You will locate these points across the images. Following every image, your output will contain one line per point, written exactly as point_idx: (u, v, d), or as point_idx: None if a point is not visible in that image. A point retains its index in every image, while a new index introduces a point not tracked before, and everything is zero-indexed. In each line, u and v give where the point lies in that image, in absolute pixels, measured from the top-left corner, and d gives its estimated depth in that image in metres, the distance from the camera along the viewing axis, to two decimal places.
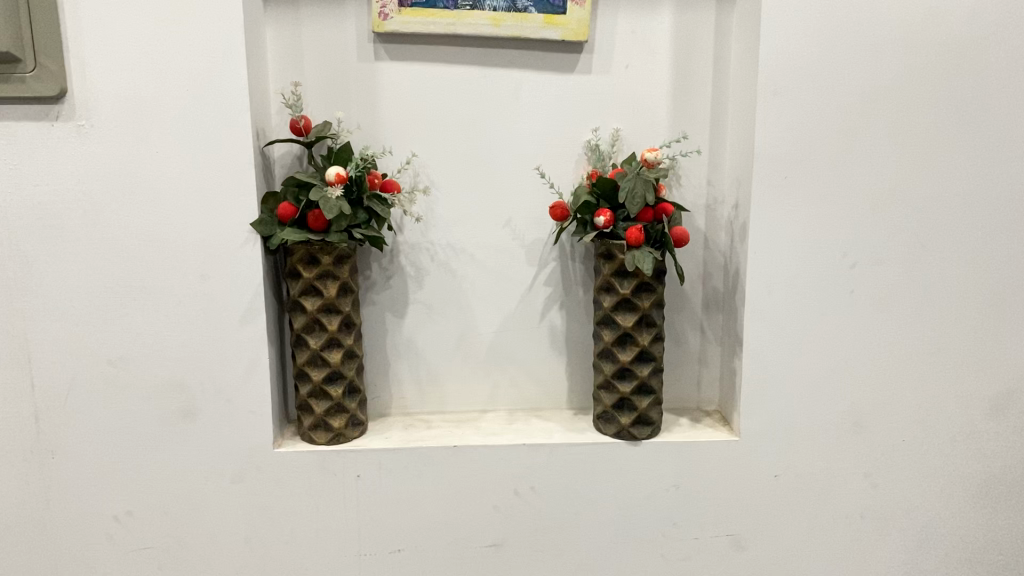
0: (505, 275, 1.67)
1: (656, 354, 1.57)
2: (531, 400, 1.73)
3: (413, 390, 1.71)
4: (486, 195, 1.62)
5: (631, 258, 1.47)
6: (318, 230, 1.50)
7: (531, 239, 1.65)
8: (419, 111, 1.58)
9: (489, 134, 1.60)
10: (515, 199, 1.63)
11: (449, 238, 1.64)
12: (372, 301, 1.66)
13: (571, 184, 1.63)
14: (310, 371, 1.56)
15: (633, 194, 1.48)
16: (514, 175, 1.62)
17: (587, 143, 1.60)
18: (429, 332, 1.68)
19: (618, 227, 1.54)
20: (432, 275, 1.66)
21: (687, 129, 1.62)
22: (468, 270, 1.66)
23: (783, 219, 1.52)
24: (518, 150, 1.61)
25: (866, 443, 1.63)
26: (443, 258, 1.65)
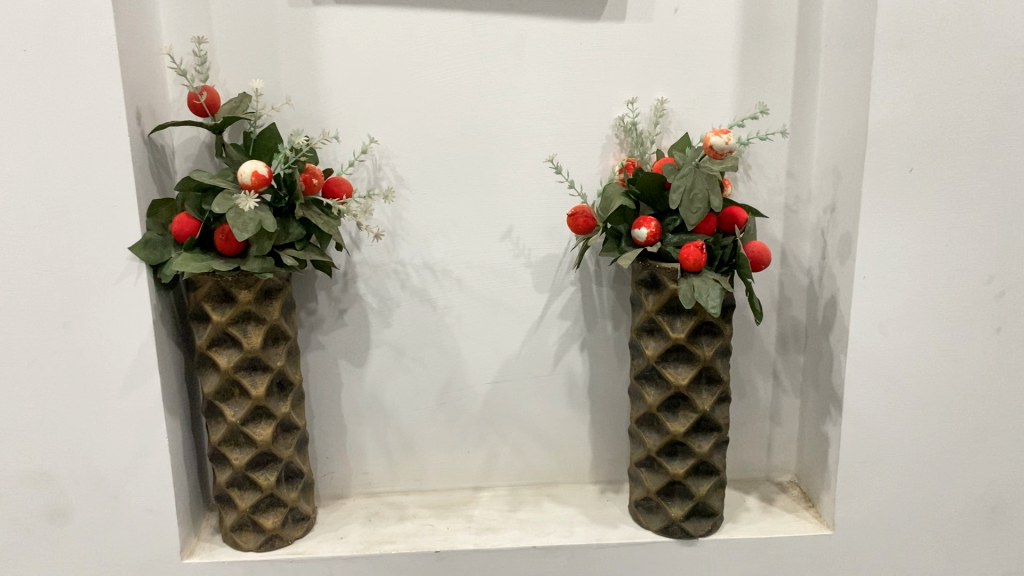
0: (505, 307, 1.20)
1: (721, 422, 1.10)
2: (542, 473, 1.27)
3: (380, 463, 1.25)
4: (477, 196, 1.15)
5: (683, 292, 1.02)
6: (231, 255, 1.02)
7: (541, 256, 1.18)
8: (381, 78, 1.11)
9: (480, 109, 1.12)
10: (517, 201, 1.16)
11: (426, 257, 1.17)
12: (319, 344, 1.19)
13: (597, 180, 1.15)
14: (229, 451, 1.10)
15: (691, 196, 1.02)
16: (516, 168, 1.14)
17: (619, 121, 1.13)
18: (401, 385, 1.22)
19: (666, 242, 1.07)
20: (403, 308, 1.19)
21: (761, 99, 1.14)
22: (453, 299, 1.19)
23: (904, 228, 1.05)
24: (522, 132, 1.13)
25: (1013, 536, 1.16)
26: (419, 285, 1.18)
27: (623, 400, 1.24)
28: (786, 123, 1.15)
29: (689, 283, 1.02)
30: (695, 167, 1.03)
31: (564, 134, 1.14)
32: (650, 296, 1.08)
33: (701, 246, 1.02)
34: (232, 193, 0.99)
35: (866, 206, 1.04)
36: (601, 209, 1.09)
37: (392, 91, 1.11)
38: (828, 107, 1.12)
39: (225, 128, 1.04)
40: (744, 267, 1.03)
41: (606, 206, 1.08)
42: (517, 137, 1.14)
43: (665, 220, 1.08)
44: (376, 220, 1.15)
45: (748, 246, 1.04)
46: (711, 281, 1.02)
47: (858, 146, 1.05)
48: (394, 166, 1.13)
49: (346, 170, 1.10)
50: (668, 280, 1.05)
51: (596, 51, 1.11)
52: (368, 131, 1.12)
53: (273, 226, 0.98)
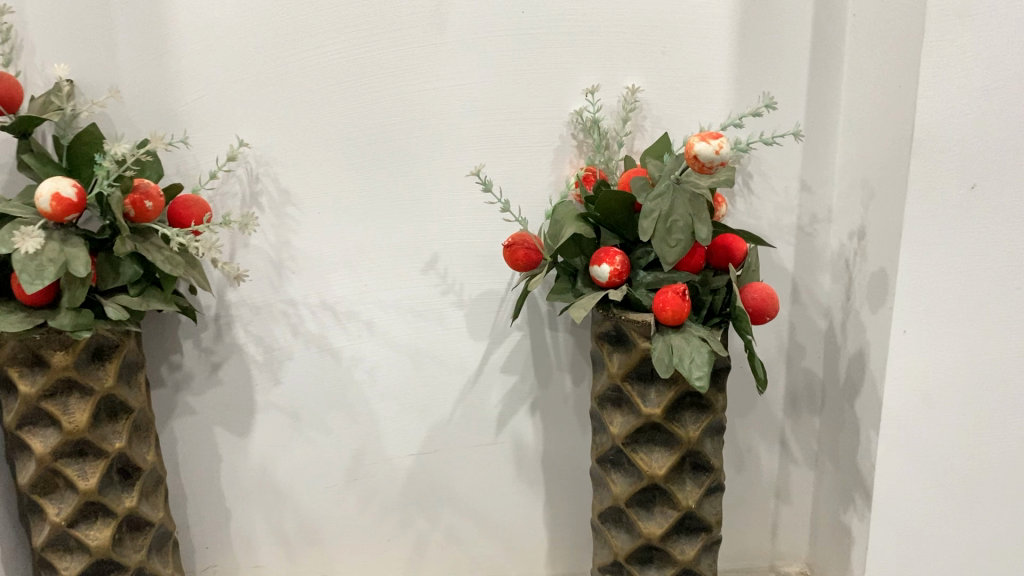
0: (430, 359, 0.91)
1: (712, 520, 0.83)
2: (484, 566, 1.00)
3: (276, 555, 0.97)
4: (388, 216, 0.87)
5: (658, 354, 0.74)
6: (35, 305, 0.74)
7: (477, 294, 0.90)
8: (253, 59, 0.82)
9: (390, 101, 0.84)
10: (443, 222, 0.87)
11: (324, 294, 0.89)
12: (189, 408, 0.92)
13: (549, 194, 0.87)
14: (55, 561, 0.82)
15: (669, 224, 0.74)
16: (441, 179, 0.86)
17: (577, 117, 0.85)
18: (298, 459, 0.94)
19: (637, 282, 0.79)
20: (296, 361, 0.91)
21: (766, 86, 0.85)
22: (361, 349, 0.91)
23: (961, 264, 0.77)
24: (447, 131, 0.85)
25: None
26: (315, 331, 0.90)
27: (587, 475, 0.96)
28: (800, 118, 0.86)
29: (666, 342, 0.74)
30: (675, 184, 0.75)
31: (503, 133, 0.85)
32: (616, 355, 0.80)
33: (683, 292, 0.74)
34: (29, 222, 0.72)
35: (908, 236, 0.76)
36: (549, 237, 0.80)
37: (269, 77, 0.82)
38: (857, 98, 0.83)
39: (28, 130, 0.75)
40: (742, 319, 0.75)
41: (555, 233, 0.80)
42: (441, 138, 0.85)
43: (635, 252, 0.80)
44: (255, 248, 0.87)
45: (752, 294, 0.77)
46: (698, 339, 0.75)
47: (901, 151, 0.76)
48: (276, 176, 0.85)
49: (203, 186, 0.82)
50: (639, 337, 0.77)
51: (544, 21, 0.83)
52: (238, 131, 0.84)
53: (85, 269, 0.71)
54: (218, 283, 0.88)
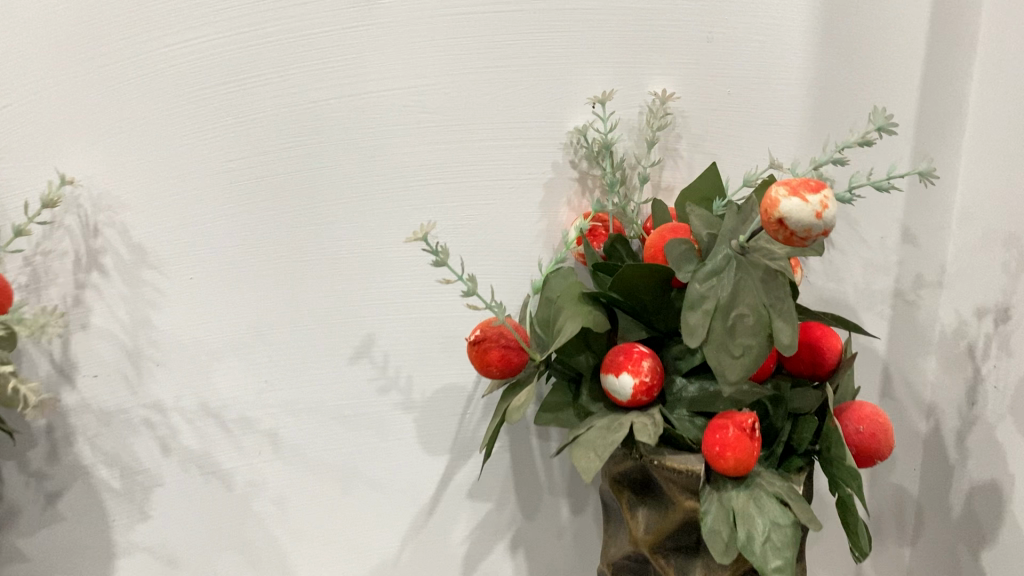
0: (364, 482, 0.64)
1: None
2: None
3: None
4: (299, 284, 0.59)
5: (713, 525, 0.47)
6: None
7: (432, 394, 0.62)
8: (89, 48, 0.53)
9: (298, 114, 0.56)
10: (380, 292, 0.60)
11: (205, 396, 0.61)
12: (14, 558, 0.63)
13: (535, 250, 0.60)
14: None
15: (732, 323, 0.46)
16: (377, 230, 0.58)
17: (579, 136, 0.57)
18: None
19: (675, 398, 0.52)
20: (167, 488, 0.63)
21: (856, 93, 0.58)
22: (262, 471, 0.63)
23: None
24: (386, 161, 0.57)
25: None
26: (195, 446, 0.62)
27: None
28: (900, 140, 0.59)
29: (726, 507, 0.48)
30: (739, 256, 0.47)
31: (470, 162, 0.58)
32: (640, 510, 0.52)
33: (751, 429, 0.47)
34: None
35: None
36: (540, 326, 0.52)
37: (114, 76, 0.54)
38: (997, 112, 0.57)
39: None
40: (841, 467, 0.48)
41: (550, 321, 0.52)
42: (374, 170, 0.57)
43: (672, 350, 0.52)
44: (100, 330, 0.59)
45: (849, 423, 0.50)
46: (775, 501, 0.48)
47: None
48: (126, 228, 0.57)
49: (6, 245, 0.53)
50: (678, 490, 0.50)
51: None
52: (68, 158, 0.55)
53: None
54: (48, 381, 0.60)
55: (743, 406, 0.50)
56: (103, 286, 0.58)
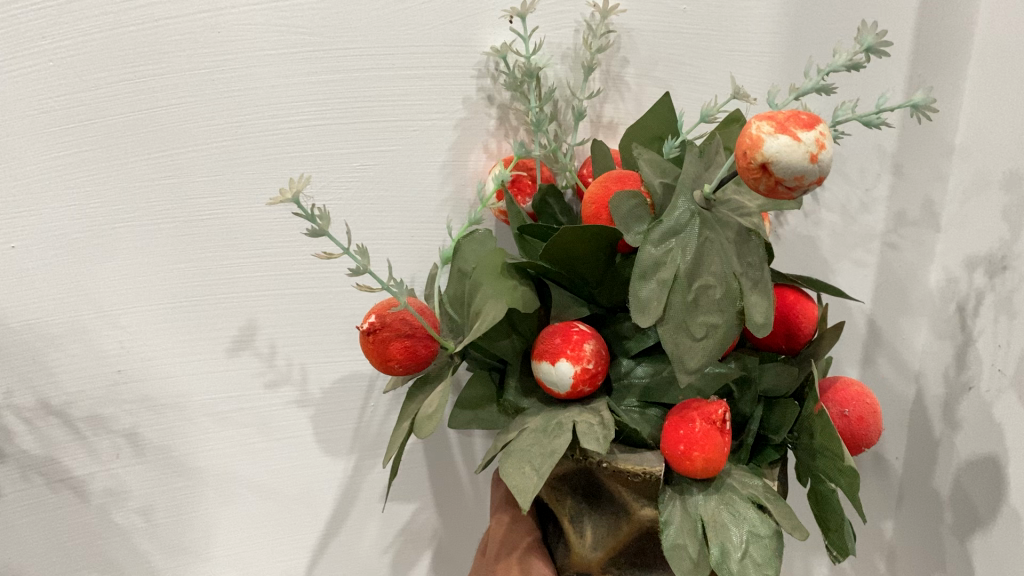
0: (246, 489, 0.55)
1: None
2: None
3: None
4: (154, 254, 0.48)
5: (676, 540, 0.38)
6: None
7: (325, 382, 0.53)
8: None
9: (142, 37, 0.44)
10: (256, 264, 0.50)
11: (46, 392, 0.50)
12: None
13: (444, 209, 0.50)
14: None
15: (694, 297, 0.37)
16: (246, 189, 0.48)
17: (493, 56, 0.47)
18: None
19: (625, 386, 0.42)
20: (6, 501, 0.51)
21: (823, 17, 0.49)
22: (124, 478, 0.53)
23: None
24: (253, 105, 0.46)
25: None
26: (37, 451, 0.51)
27: None
28: (873, 70, 0.51)
29: (691, 517, 0.38)
30: (702, 211, 0.37)
31: (359, 104, 0.47)
32: (585, 523, 0.42)
33: (723, 424, 0.38)
34: None
35: None
36: (451, 305, 0.42)
37: None
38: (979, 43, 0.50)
39: None
40: (827, 462, 0.40)
41: (464, 299, 0.41)
42: (241, 111, 0.46)
43: (618, 328, 0.43)
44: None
45: (833, 398, 0.42)
46: (752, 507, 0.39)
47: None
48: None
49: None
50: (634, 495, 0.40)
51: None
52: None
53: None
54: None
55: (708, 396, 0.40)
56: None
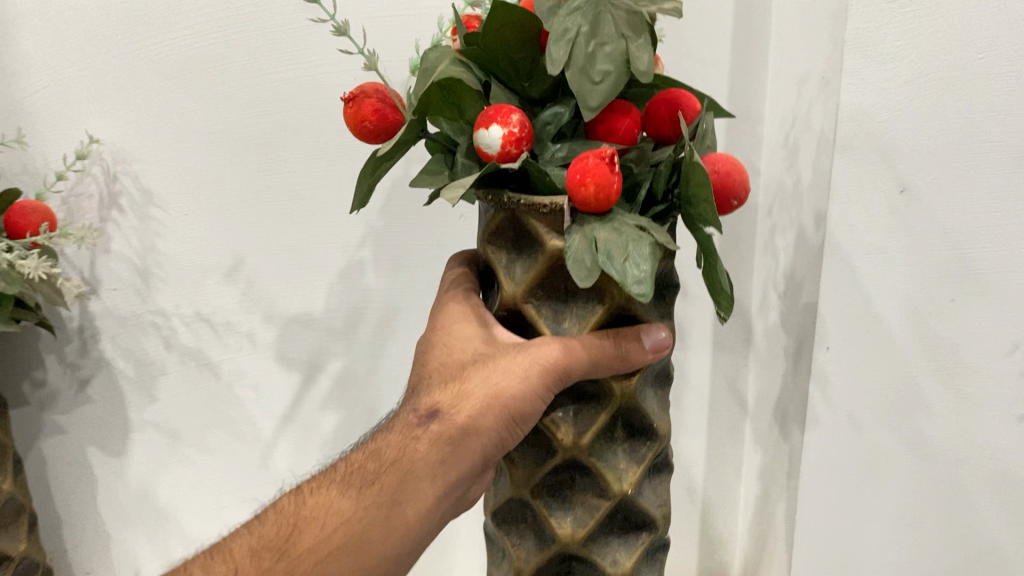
0: (317, 384, 0.85)
1: (653, 515, 0.56)
2: None
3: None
4: (264, 215, 0.78)
5: (576, 254, 0.47)
6: None
7: (373, 290, 0.83)
8: (105, 38, 0.72)
9: (262, 79, 0.75)
10: (331, 211, 0.79)
11: (199, 305, 0.81)
12: (57, 428, 0.84)
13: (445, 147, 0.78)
14: None
15: (592, 50, 0.51)
16: (325, 164, 0.78)
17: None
18: (180, 487, 0.87)
19: (549, 160, 0.54)
20: (171, 375, 0.83)
21: None
22: (242, 365, 0.83)
23: (913, 213, 0.66)
24: (326, 113, 0.77)
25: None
26: (192, 344, 0.82)
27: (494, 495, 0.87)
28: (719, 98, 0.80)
29: (588, 237, 0.47)
30: None
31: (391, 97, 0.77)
32: (515, 266, 0.53)
33: (611, 160, 0.46)
34: None
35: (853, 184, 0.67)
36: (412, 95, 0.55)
37: (131, 59, 0.73)
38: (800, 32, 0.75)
39: None
40: (695, 206, 0.52)
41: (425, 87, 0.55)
42: (319, 116, 0.77)
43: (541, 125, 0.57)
44: (118, 254, 0.78)
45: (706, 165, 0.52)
46: (636, 230, 0.48)
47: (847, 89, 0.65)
48: (139, 174, 0.76)
49: (54, 183, 0.74)
50: (545, 227, 0.50)
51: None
52: (95, 125, 0.74)
53: None
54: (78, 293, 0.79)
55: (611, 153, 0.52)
56: (121, 220, 0.77)
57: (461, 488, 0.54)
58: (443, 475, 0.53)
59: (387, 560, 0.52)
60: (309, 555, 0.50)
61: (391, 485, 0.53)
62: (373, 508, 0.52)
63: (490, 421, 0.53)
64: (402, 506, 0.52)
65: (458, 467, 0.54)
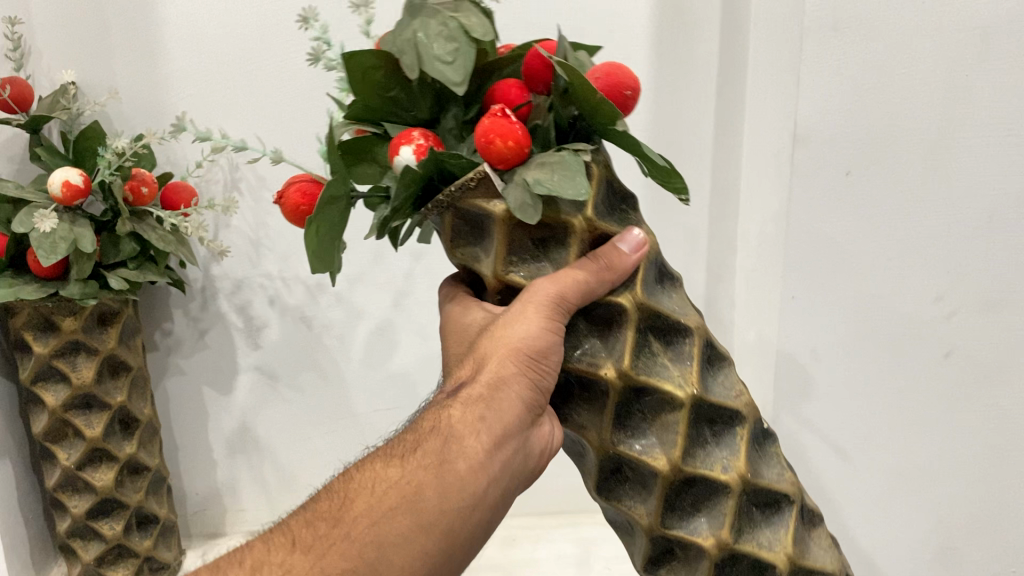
0: (388, 339, 1.05)
1: (729, 403, 0.53)
2: None
3: (256, 497, 1.10)
4: None
5: (516, 202, 0.46)
6: (54, 276, 0.86)
7: (436, 266, 1.02)
8: (235, 61, 0.93)
9: None
10: None
11: (298, 271, 1.01)
12: (179, 369, 1.04)
13: None
14: (66, 499, 0.94)
15: (433, 36, 0.46)
16: None
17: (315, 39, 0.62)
18: (276, 421, 1.07)
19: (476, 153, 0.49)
20: (272, 328, 1.03)
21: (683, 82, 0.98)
22: (329, 320, 1.03)
23: (854, 190, 0.88)
24: None
25: (1004, 553, 0.98)
26: (291, 303, 1.02)
27: None
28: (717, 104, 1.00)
29: (518, 183, 0.46)
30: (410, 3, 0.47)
31: None
32: (484, 256, 0.52)
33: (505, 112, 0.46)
34: (42, 206, 0.84)
35: (802, 170, 0.88)
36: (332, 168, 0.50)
37: (253, 78, 0.94)
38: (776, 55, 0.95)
39: (41, 126, 0.87)
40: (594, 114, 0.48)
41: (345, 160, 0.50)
42: None
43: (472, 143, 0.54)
44: (236, 229, 0.99)
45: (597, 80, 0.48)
46: (557, 158, 0.47)
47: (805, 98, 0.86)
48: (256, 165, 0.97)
49: (192, 170, 0.96)
50: (485, 198, 0.48)
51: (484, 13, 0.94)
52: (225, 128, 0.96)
53: (91, 246, 0.83)
54: (204, 259, 1.00)
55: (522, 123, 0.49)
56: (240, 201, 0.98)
57: (514, 442, 0.50)
58: (486, 429, 0.49)
59: (443, 527, 0.47)
60: (360, 526, 0.46)
61: (434, 449, 0.49)
62: (421, 470, 0.48)
63: (515, 368, 0.49)
64: (451, 462, 0.48)
65: (502, 419, 0.49)
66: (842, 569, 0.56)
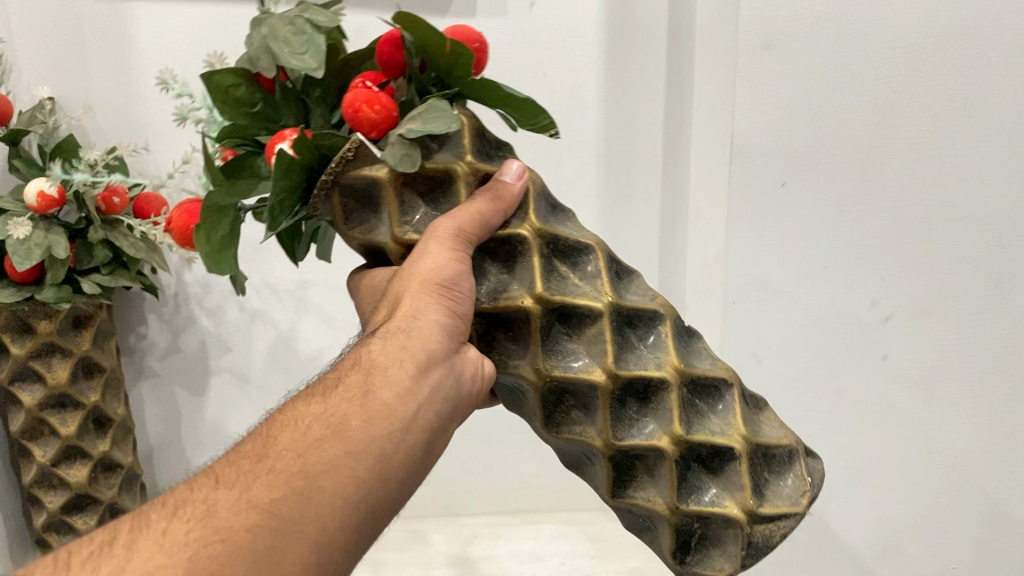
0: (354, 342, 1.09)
1: (646, 304, 0.54)
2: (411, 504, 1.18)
3: None
4: None
5: (395, 155, 0.48)
6: (29, 282, 0.91)
7: None
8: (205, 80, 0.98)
9: None
10: None
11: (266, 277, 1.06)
12: (153, 371, 1.09)
13: None
14: (42, 494, 0.99)
15: (278, 38, 0.49)
16: None
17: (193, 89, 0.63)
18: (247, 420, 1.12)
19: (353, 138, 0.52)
20: (242, 331, 1.08)
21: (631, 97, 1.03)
22: (297, 323, 1.08)
23: (791, 199, 0.93)
24: None
25: (936, 545, 1.03)
26: (260, 307, 1.07)
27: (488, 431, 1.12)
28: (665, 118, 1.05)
29: (393, 139, 0.49)
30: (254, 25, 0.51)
31: None
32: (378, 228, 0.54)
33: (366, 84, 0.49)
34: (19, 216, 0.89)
35: (742, 180, 0.93)
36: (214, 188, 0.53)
37: None
38: None
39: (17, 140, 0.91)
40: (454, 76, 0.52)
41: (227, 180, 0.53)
42: None
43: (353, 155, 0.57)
44: None
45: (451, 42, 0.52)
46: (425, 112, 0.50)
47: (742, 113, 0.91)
48: None
49: (164, 181, 1.00)
50: (369, 165, 0.51)
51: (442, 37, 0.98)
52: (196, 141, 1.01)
53: (65, 252, 0.88)
54: (176, 266, 1.05)
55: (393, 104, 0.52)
56: None
57: (440, 368, 0.50)
58: (409, 357, 0.50)
59: (375, 448, 0.47)
60: (285, 455, 0.45)
61: (357, 382, 0.49)
62: (343, 404, 0.48)
63: (429, 298, 0.50)
64: (373, 393, 0.48)
65: (425, 346, 0.50)
66: (799, 445, 0.55)
